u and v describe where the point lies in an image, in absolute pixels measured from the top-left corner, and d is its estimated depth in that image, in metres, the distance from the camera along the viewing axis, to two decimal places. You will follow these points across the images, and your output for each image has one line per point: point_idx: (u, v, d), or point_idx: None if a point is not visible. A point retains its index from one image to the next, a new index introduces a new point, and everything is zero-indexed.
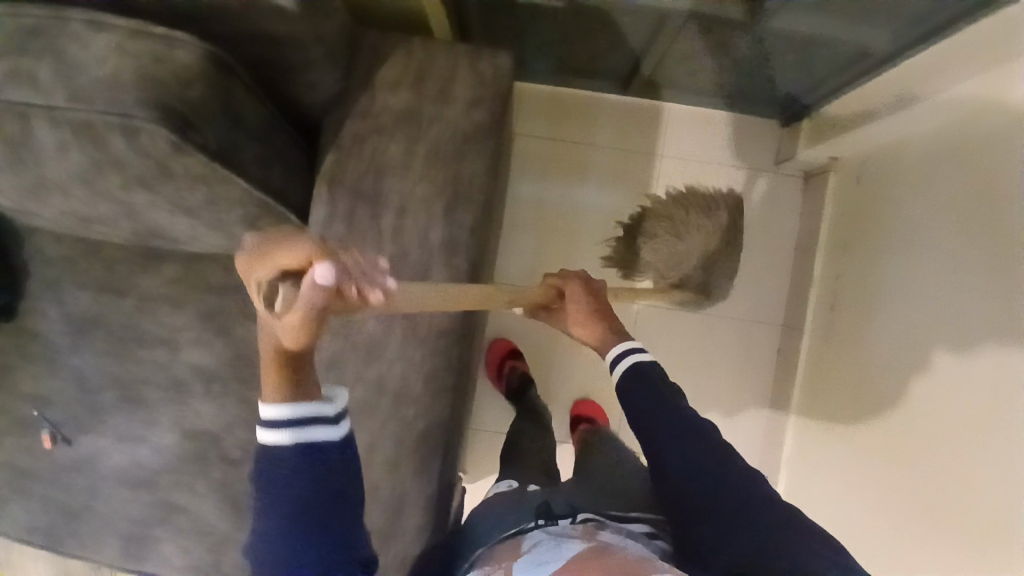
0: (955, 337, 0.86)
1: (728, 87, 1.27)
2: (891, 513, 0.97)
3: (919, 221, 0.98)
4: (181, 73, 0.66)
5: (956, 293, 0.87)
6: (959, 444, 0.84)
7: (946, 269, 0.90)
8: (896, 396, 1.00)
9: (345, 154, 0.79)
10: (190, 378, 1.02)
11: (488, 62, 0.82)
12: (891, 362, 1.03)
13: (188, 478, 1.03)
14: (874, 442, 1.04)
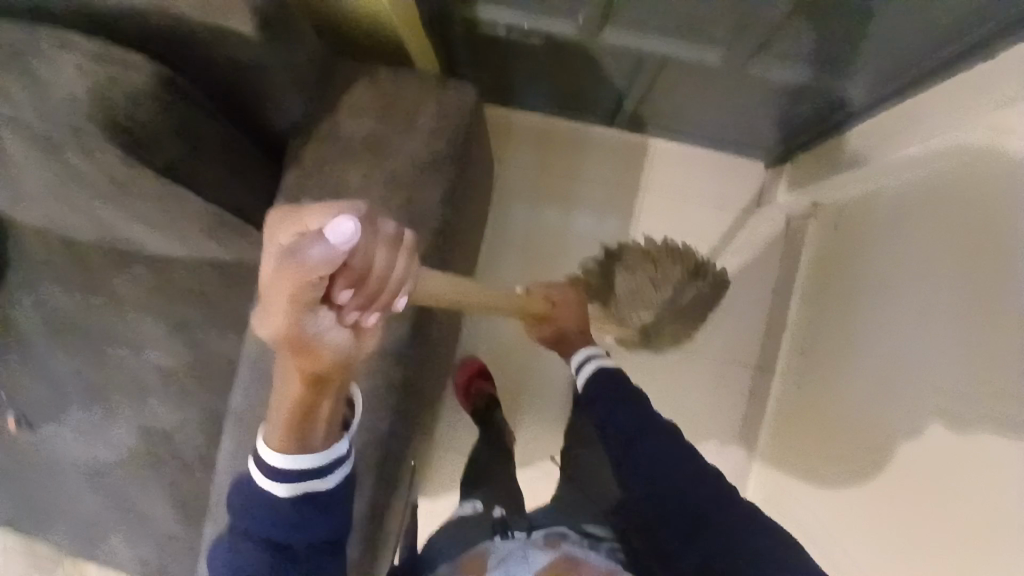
0: (936, 380, 0.80)
1: (714, 127, 1.24)
2: (874, 546, 0.88)
3: (910, 254, 0.92)
4: (127, 89, 0.63)
5: (937, 335, 0.82)
6: (941, 479, 0.77)
7: (932, 307, 0.84)
8: (873, 437, 0.92)
9: (306, 175, 0.78)
10: (152, 379, 0.98)
11: (454, 95, 0.80)
12: (862, 412, 0.97)
13: (142, 475, 1.00)
14: (854, 477, 0.95)
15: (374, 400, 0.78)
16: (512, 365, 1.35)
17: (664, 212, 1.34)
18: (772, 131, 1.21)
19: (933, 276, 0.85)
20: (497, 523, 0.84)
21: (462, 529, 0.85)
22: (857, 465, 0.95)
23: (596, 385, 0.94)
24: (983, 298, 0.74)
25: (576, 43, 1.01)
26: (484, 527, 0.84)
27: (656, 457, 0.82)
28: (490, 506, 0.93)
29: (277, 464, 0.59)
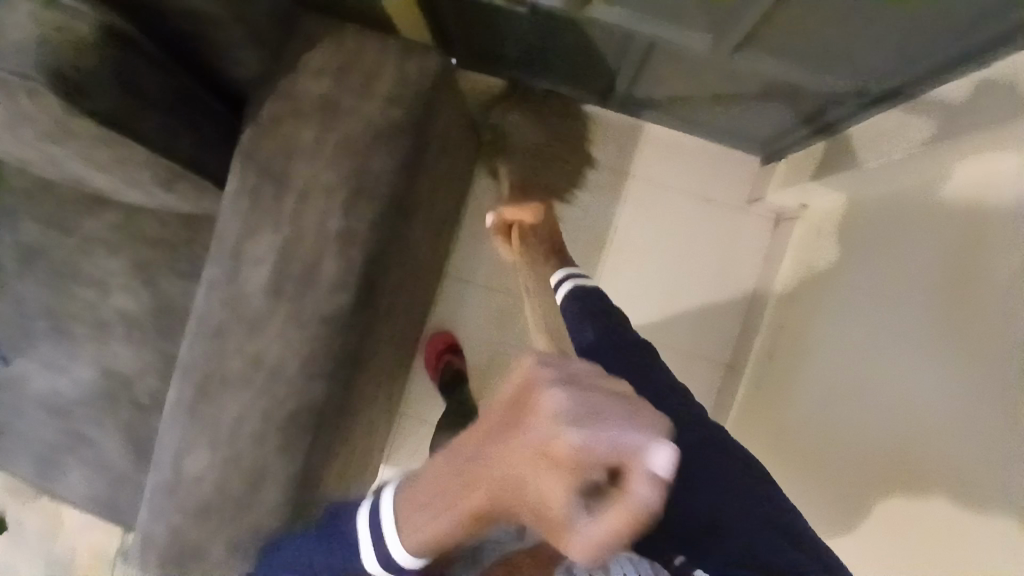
0: (921, 357, 0.76)
1: (706, 116, 1.20)
2: (847, 494, 0.86)
3: (909, 219, 0.87)
4: (73, 38, 0.66)
5: (926, 315, 0.77)
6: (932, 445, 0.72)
7: (923, 285, 0.79)
8: (850, 396, 0.90)
9: (260, 131, 0.77)
10: (114, 322, 1.00)
11: (417, 62, 0.78)
12: (839, 431, 0.91)
13: (99, 414, 1.02)
14: (827, 436, 0.93)
15: (311, 361, 0.79)
16: (483, 338, 1.35)
17: (653, 199, 1.31)
18: (766, 127, 1.17)
19: (927, 304, 0.77)
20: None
21: None
22: (835, 487, 0.89)
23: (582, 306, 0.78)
24: (979, 306, 0.68)
25: (563, 16, 0.98)
26: None
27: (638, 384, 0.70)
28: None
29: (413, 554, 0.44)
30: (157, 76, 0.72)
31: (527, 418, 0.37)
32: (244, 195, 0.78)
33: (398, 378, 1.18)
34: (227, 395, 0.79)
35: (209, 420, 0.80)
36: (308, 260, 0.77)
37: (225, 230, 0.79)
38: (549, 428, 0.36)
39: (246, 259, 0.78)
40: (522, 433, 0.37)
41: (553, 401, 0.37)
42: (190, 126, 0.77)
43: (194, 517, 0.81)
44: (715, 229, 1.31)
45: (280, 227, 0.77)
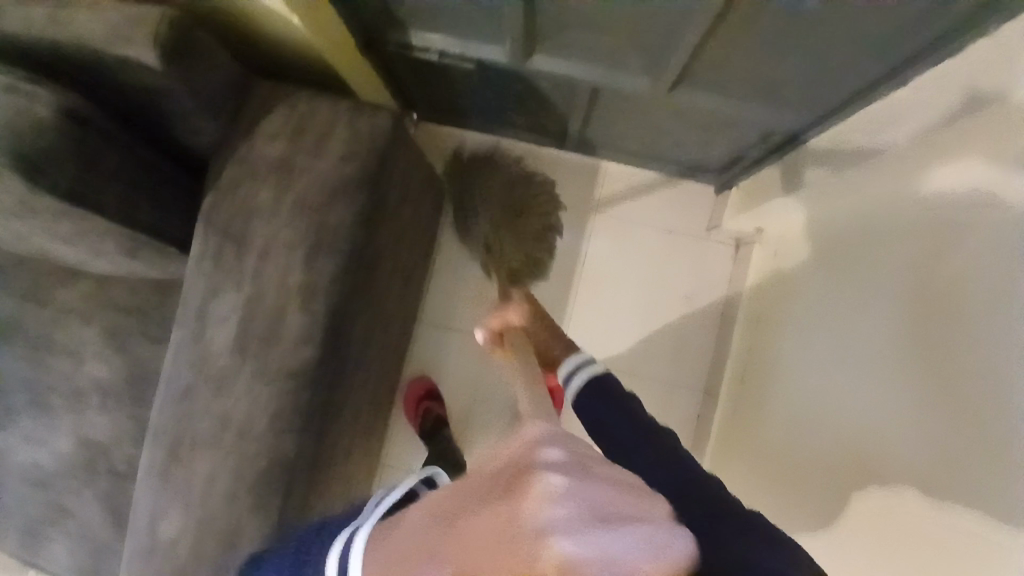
0: (889, 368, 0.77)
1: (659, 151, 1.25)
2: (821, 503, 0.86)
3: (865, 230, 0.89)
4: (33, 121, 0.70)
5: (892, 326, 0.78)
6: (900, 455, 0.72)
7: (886, 296, 0.81)
8: (823, 406, 0.90)
9: (220, 195, 0.81)
10: (89, 390, 1.01)
11: (367, 121, 0.82)
12: (812, 449, 0.91)
13: (77, 483, 1.02)
14: (803, 447, 0.93)
15: (279, 414, 0.80)
16: (462, 381, 1.36)
17: (616, 235, 1.36)
18: (717, 157, 1.21)
19: (887, 320, 0.79)
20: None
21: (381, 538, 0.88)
22: (809, 504, 0.89)
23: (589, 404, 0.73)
24: (942, 318, 0.69)
25: (510, 69, 1.03)
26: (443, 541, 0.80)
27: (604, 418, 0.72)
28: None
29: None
30: (116, 150, 0.77)
31: (533, 521, 0.41)
32: (207, 257, 0.81)
33: (377, 427, 1.19)
34: (198, 455, 0.80)
35: (180, 481, 0.81)
36: (271, 316, 0.79)
37: (191, 292, 0.82)
38: (548, 535, 0.40)
39: (212, 319, 0.80)
40: (526, 531, 0.40)
41: (557, 507, 0.41)
42: (151, 192, 0.81)
43: None
44: (680, 258, 1.35)
45: (243, 287, 0.80)
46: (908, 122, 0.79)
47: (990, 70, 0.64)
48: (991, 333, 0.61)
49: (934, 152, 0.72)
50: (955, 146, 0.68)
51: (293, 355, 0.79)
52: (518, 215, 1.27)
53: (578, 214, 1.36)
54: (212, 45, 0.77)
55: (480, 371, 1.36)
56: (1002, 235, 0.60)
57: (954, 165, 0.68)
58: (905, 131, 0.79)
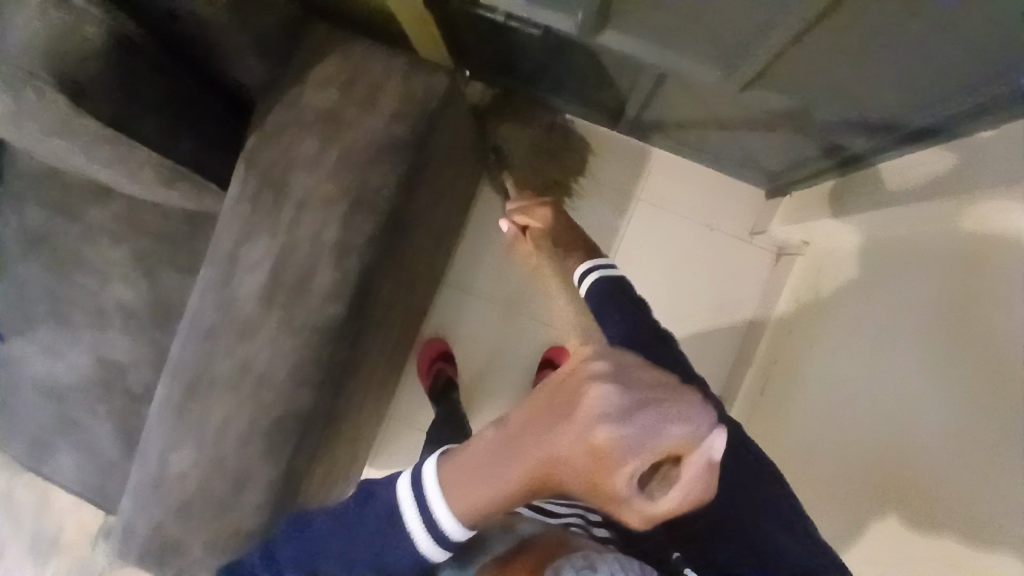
0: (934, 393, 0.73)
1: (713, 145, 1.20)
2: (846, 509, 0.85)
3: (924, 238, 0.83)
4: (83, 42, 0.71)
5: (939, 352, 0.74)
6: (937, 487, 0.70)
7: (938, 314, 0.75)
8: (856, 416, 0.87)
9: (263, 138, 0.78)
10: (113, 311, 1.02)
11: (422, 80, 0.78)
12: (842, 474, 0.88)
13: (92, 400, 1.03)
14: (828, 454, 0.92)
15: (299, 368, 0.79)
16: (479, 349, 1.35)
17: (656, 225, 1.32)
18: (774, 158, 1.15)
19: (929, 356, 0.76)
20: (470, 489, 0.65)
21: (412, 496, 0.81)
22: (838, 524, 0.87)
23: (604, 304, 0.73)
24: (997, 360, 0.65)
25: (575, 40, 0.98)
26: None
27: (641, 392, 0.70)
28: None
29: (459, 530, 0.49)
30: (158, 83, 0.77)
31: (586, 421, 0.40)
32: (243, 201, 0.79)
33: (389, 383, 1.19)
34: (214, 396, 0.80)
35: (194, 418, 0.81)
36: (301, 269, 0.78)
37: (223, 233, 0.80)
38: (604, 424, 0.40)
39: (242, 263, 0.79)
40: (581, 429, 0.40)
41: (608, 401, 0.40)
42: (192, 126, 0.81)
43: (175, 513, 0.82)
44: (716, 259, 1.31)
45: (276, 236, 0.78)
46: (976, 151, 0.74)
47: None
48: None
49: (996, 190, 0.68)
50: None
51: (320, 311, 0.78)
52: (561, 181, 1.28)
53: (620, 196, 1.32)
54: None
55: (498, 341, 1.35)
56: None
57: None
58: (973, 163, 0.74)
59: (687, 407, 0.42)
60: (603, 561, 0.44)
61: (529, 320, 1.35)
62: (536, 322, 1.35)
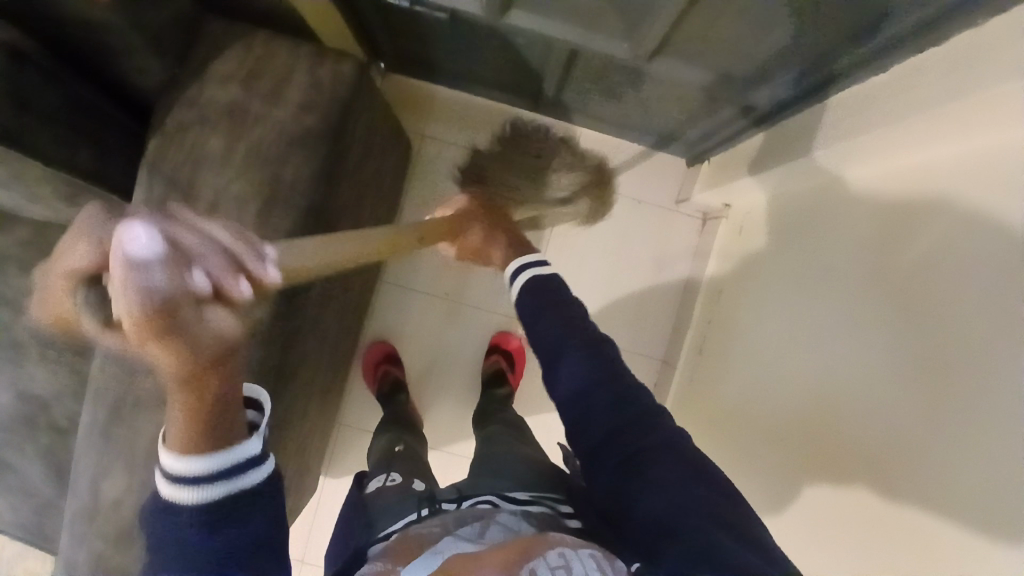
0: (863, 354, 0.75)
1: (632, 118, 1.22)
2: (781, 475, 0.88)
3: (846, 201, 0.85)
4: None
5: (868, 312, 0.75)
6: (863, 453, 0.71)
7: (871, 276, 0.76)
8: (792, 382, 0.89)
9: (167, 141, 0.77)
10: (29, 342, 0.96)
11: (328, 69, 0.78)
12: (778, 450, 0.90)
13: (15, 438, 0.97)
14: (765, 419, 0.94)
15: None
16: (424, 344, 1.35)
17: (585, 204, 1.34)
18: (691, 128, 1.19)
19: (850, 321, 0.79)
20: (423, 495, 0.72)
21: (384, 495, 0.74)
22: (772, 489, 0.90)
23: (531, 301, 0.80)
24: (927, 324, 0.65)
25: (483, 23, 0.99)
26: (412, 497, 0.72)
27: (577, 372, 0.70)
28: (410, 478, 0.79)
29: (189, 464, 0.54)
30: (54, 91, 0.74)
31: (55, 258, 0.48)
32: (151, 207, 0.76)
33: (332, 387, 1.17)
34: (143, 413, 0.78)
35: (123, 438, 0.78)
36: None
37: None
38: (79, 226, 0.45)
39: None
40: None
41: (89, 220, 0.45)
42: (92, 136, 0.79)
43: (111, 541, 0.78)
44: (650, 226, 1.34)
45: None
46: (865, 97, 0.79)
47: (965, 68, 0.63)
48: (964, 327, 0.60)
49: (908, 147, 0.72)
50: (933, 141, 0.67)
51: None
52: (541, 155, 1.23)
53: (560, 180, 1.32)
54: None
55: (442, 334, 1.35)
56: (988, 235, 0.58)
57: (957, 157, 0.64)
58: (868, 114, 0.79)
59: (140, 234, 0.42)
60: (576, 563, 0.51)
61: (473, 311, 1.35)
62: (480, 312, 1.35)
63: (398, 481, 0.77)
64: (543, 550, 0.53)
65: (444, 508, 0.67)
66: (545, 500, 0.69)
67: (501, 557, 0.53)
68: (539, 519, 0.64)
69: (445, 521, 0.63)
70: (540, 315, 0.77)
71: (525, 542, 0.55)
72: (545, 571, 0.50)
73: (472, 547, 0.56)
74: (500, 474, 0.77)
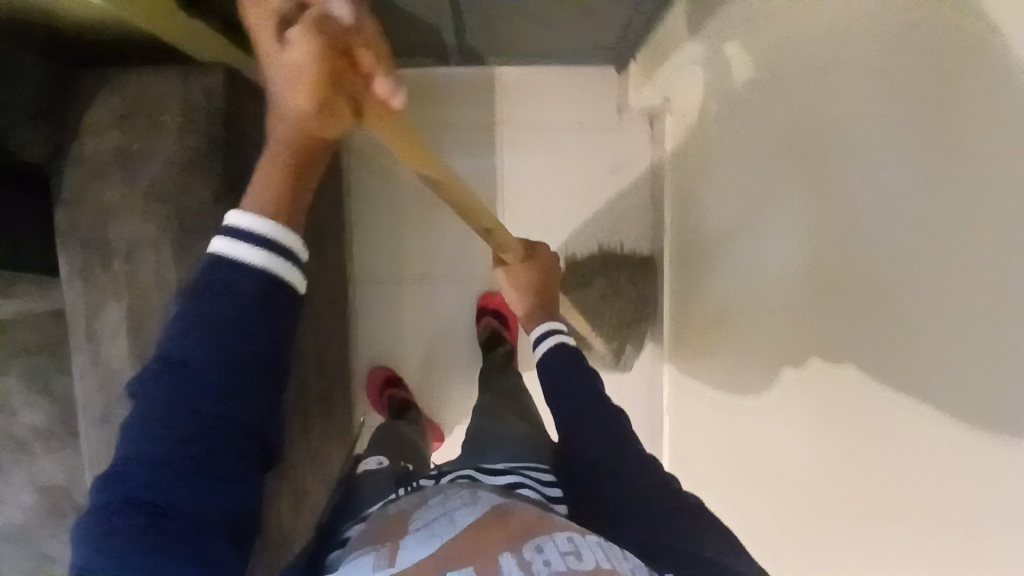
0: (815, 212, 0.65)
1: (546, 43, 1.15)
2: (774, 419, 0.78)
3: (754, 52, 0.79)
4: None
5: (807, 157, 0.66)
6: (843, 351, 0.61)
7: (800, 115, 0.67)
8: (769, 278, 0.79)
9: (69, 205, 0.75)
10: (30, 440, 0.96)
11: (197, 85, 0.76)
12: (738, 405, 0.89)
13: (52, 530, 0.99)
14: (754, 344, 0.85)
15: None
16: (415, 328, 1.34)
17: (526, 146, 1.31)
18: (607, 34, 1.12)
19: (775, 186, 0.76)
20: (401, 474, 0.76)
21: (371, 476, 0.75)
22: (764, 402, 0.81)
23: (555, 364, 0.84)
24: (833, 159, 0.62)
25: None
26: (389, 479, 0.74)
27: (586, 434, 0.74)
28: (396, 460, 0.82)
29: (245, 226, 0.58)
30: None
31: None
32: (76, 276, 0.76)
33: (333, 395, 1.18)
34: None
35: None
36: (160, 316, 0.75)
37: (75, 312, 0.77)
38: None
39: (103, 336, 0.76)
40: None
41: None
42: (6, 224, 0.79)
43: None
44: (598, 148, 1.30)
45: (122, 296, 0.76)
46: None
47: None
48: (886, 271, 0.52)
49: None
50: None
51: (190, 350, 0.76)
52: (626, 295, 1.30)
53: (499, 133, 1.30)
54: (12, 36, 0.71)
55: (431, 314, 1.34)
56: (862, 39, 0.54)
57: None
58: None
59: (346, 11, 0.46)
60: (585, 546, 0.48)
61: (450, 282, 1.33)
62: (458, 281, 1.33)
63: (384, 464, 0.79)
64: (552, 534, 0.51)
65: (423, 484, 0.69)
66: (521, 469, 0.74)
67: (508, 536, 0.51)
68: (513, 492, 0.67)
69: (423, 495, 0.64)
70: (561, 383, 0.81)
71: (531, 523, 0.53)
72: (552, 550, 0.48)
73: (472, 520, 0.54)
74: (490, 455, 0.80)
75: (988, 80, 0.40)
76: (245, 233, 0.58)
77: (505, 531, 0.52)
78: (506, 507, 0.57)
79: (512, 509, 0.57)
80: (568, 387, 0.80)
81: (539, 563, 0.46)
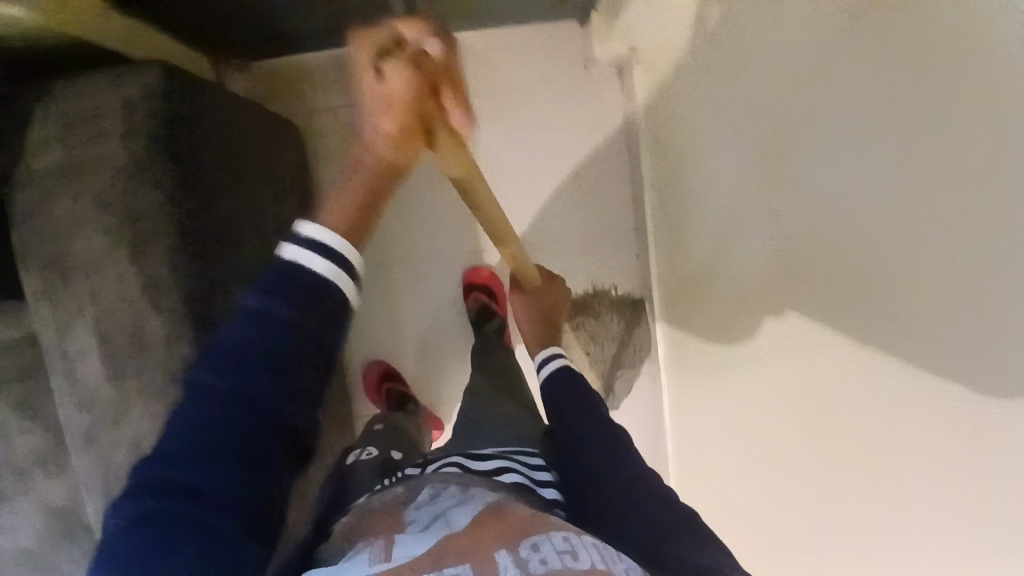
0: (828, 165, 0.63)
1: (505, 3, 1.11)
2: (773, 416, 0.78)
3: None
4: None
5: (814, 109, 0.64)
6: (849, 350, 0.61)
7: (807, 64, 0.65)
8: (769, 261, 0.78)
9: (22, 226, 0.74)
10: (26, 467, 0.95)
11: (134, 87, 0.74)
12: (732, 403, 0.90)
13: (60, 555, 0.98)
14: (748, 339, 0.85)
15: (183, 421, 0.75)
16: (403, 312, 1.32)
17: (496, 113, 1.26)
18: None
19: (761, 161, 0.77)
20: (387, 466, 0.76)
21: (362, 468, 0.76)
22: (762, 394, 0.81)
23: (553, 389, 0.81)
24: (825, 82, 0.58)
25: None
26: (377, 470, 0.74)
27: (584, 442, 0.71)
28: (386, 449, 0.84)
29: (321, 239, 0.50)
30: None
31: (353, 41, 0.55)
32: (40, 296, 0.75)
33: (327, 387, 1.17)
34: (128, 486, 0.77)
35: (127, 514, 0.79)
36: (128, 327, 0.74)
37: (45, 333, 0.76)
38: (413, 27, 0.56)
39: (74, 354, 0.75)
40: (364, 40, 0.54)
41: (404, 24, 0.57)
42: None
43: None
44: (570, 108, 1.26)
45: (88, 313, 0.74)
46: None
47: None
48: (910, 240, 0.51)
49: None
50: None
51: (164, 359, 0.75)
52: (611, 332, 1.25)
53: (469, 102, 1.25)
54: None
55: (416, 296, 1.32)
56: None
57: None
58: None
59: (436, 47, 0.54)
60: (582, 547, 0.46)
61: (433, 261, 1.31)
62: (440, 260, 1.31)
63: (374, 454, 0.81)
64: (547, 533, 0.49)
65: (410, 473, 0.70)
66: (509, 453, 0.74)
67: (502, 532, 0.49)
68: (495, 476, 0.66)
69: (406, 487, 0.63)
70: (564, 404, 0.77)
71: (526, 519, 0.51)
72: (548, 550, 0.45)
73: (467, 520, 0.51)
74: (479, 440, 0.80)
75: (984, 54, 0.42)
76: (320, 247, 0.50)
77: (500, 531, 0.49)
78: (500, 506, 0.54)
79: (507, 507, 0.54)
80: (569, 400, 0.77)
81: (535, 562, 0.44)
